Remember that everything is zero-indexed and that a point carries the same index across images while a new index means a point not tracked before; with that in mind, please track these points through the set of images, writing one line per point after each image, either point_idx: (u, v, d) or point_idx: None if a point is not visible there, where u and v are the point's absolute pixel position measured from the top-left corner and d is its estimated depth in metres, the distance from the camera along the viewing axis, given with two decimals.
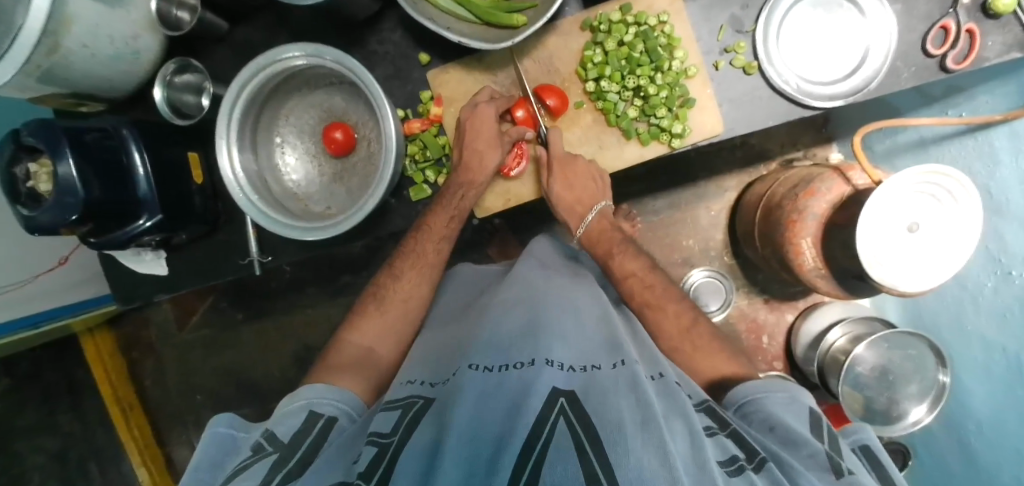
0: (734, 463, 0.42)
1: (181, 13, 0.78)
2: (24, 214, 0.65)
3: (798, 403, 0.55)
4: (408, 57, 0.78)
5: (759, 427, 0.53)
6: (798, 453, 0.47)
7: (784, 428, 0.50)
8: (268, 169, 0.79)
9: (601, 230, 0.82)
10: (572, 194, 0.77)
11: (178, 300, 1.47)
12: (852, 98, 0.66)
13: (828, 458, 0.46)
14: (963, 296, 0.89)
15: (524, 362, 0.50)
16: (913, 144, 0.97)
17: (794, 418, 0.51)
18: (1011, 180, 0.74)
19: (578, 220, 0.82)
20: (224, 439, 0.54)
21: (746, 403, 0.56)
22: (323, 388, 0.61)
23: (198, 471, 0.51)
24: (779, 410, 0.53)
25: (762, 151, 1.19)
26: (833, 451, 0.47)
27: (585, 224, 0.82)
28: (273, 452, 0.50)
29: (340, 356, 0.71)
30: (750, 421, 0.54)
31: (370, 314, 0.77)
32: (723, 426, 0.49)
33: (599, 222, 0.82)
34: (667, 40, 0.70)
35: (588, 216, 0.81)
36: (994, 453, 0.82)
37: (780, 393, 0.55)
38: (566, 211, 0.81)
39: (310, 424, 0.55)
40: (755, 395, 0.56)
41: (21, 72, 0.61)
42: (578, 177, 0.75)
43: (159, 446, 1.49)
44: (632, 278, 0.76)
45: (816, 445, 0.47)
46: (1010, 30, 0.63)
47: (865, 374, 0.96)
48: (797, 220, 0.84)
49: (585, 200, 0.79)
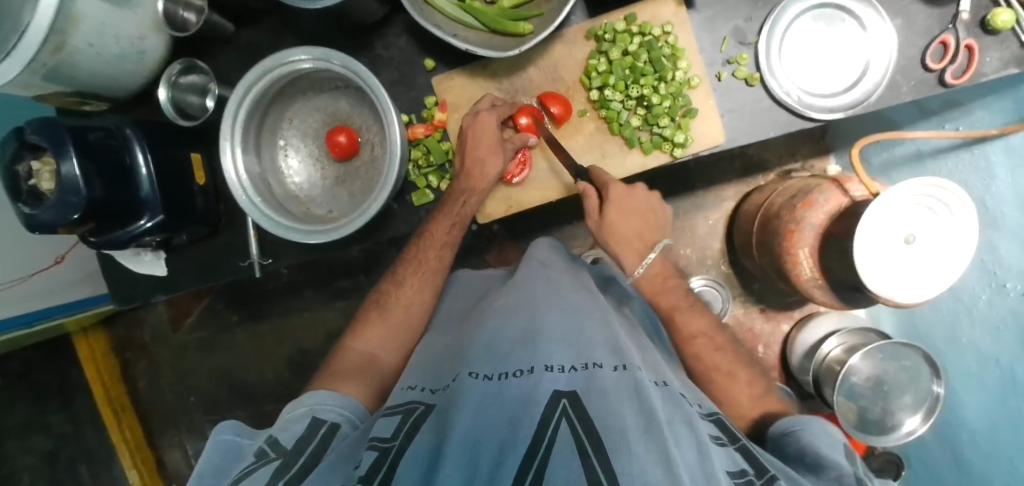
0: (742, 475, 0.42)
1: (187, 14, 0.78)
2: (26, 212, 0.64)
3: (829, 432, 0.55)
4: (414, 63, 0.78)
5: (792, 458, 0.53)
6: (828, 478, 0.48)
7: (813, 455, 0.51)
8: (270, 170, 0.79)
9: (663, 276, 0.77)
10: (629, 225, 0.76)
11: (174, 301, 1.46)
12: (852, 110, 0.67)
13: (857, 481, 0.47)
14: (958, 308, 0.90)
15: (523, 370, 0.50)
16: (909, 157, 0.98)
17: (823, 442, 0.52)
18: (1006, 194, 0.75)
19: (637, 260, 0.77)
20: (228, 445, 0.54)
21: (780, 435, 0.57)
22: (326, 395, 0.61)
23: (203, 479, 0.51)
24: (806, 437, 0.54)
25: (760, 161, 1.20)
26: (863, 473, 0.49)
27: (648, 263, 0.76)
28: (275, 458, 0.49)
29: (341, 361, 0.71)
30: (784, 451, 0.55)
31: (372, 321, 0.77)
32: (732, 439, 0.48)
33: (660, 265, 0.77)
34: (670, 50, 0.70)
35: (649, 255, 0.76)
36: (987, 463, 0.83)
37: (806, 422, 0.57)
38: (623, 249, 0.77)
39: (313, 430, 0.55)
40: (788, 427, 0.57)
41: (27, 70, 0.61)
42: (635, 203, 0.75)
43: (150, 449, 1.48)
44: (698, 338, 0.71)
45: (845, 468, 0.48)
46: (1007, 47, 0.64)
47: (861, 384, 0.97)
48: (795, 230, 0.85)
49: (644, 231, 0.77)
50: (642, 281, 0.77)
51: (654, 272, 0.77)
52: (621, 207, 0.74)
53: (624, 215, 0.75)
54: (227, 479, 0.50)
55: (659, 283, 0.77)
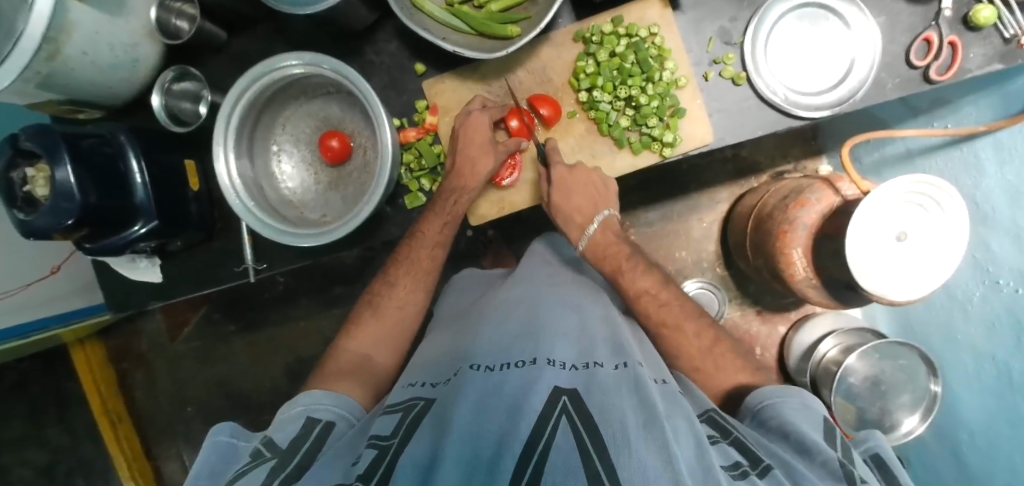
0: (738, 468, 0.42)
1: (179, 22, 0.79)
2: (21, 218, 0.65)
3: (815, 413, 0.52)
4: (404, 68, 0.79)
5: (772, 434, 0.51)
6: (810, 459, 0.46)
7: (796, 436, 0.48)
8: (264, 176, 0.79)
9: (603, 240, 0.80)
10: (574, 201, 0.77)
11: (169, 310, 1.45)
12: (838, 108, 0.68)
13: (841, 466, 0.44)
14: (952, 305, 0.90)
15: (525, 362, 0.51)
16: (900, 156, 0.99)
17: (808, 425, 0.49)
18: (996, 190, 0.76)
19: (579, 233, 0.81)
20: (225, 446, 0.54)
21: (762, 410, 0.54)
22: (320, 394, 0.60)
23: (198, 479, 0.51)
24: (792, 417, 0.51)
25: (752, 164, 1.21)
26: (846, 458, 0.45)
27: (586, 237, 0.80)
28: (272, 457, 0.50)
29: (335, 363, 0.71)
30: (765, 427, 0.52)
31: (366, 321, 0.77)
32: (725, 434, 0.48)
33: (601, 234, 0.80)
34: (658, 52, 0.72)
35: (589, 227, 0.80)
36: (987, 459, 0.82)
37: (793, 402, 0.53)
38: (564, 221, 0.81)
39: (308, 429, 0.55)
40: (772, 402, 0.54)
41: (21, 78, 0.62)
42: (575, 181, 0.75)
43: (147, 459, 1.46)
44: (675, 332, 0.68)
45: (828, 452, 0.45)
46: (990, 43, 0.65)
47: (858, 385, 0.96)
48: (788, 230, 0.85)
49: (586, 207, 0.78)
50: (586, 251, 0.81)
51: (597, 239, 0.80)
52: (561, 186, 0.75)
53: (567, 195, 0.76)
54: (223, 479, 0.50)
55: (601, 250, 0.79)
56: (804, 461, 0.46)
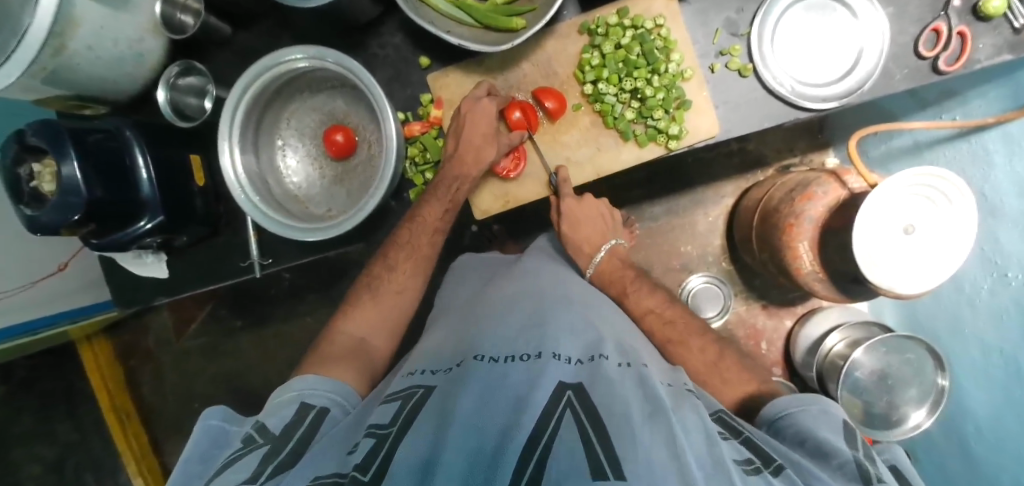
0: (751, 464, 0.43)
1: (184, 16, 0.78)
2: (27, 213, 0.65)
3: (833, 418, 0.52)
4: (408, 61, 0.79)
5: (788, 440, 0.51)
6: (826, 463, 0.46)
7: (814, 440, 0.48)
8: (269, 171, 0.79)
9: (611, 268, 0.81)
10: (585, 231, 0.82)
11: (177, 306, 1.46)
12: (846, 99, 0.67)
13: (858, 468, 0.44)
14: (960, 298, 0.89)
15: (531, 355, 0.51)
16: (908, 148, 0.98)
17: (825, 429, 0.49)
18: (1004, 182, 0.75)
19: (587, 260, 0.83)
20: (215, 431, 0.54)
21: (781, 418, 0.53)
22: (313, 379, 0.61)
23: (188, 462, 0.51)
24: (810, 424, 0.50)
25: (759, 156, 1.20)
26: (865, 460, 0.46)
27: (594, 264, 0.81)
28: (264, 444, 0.50)
29: (331, 345, 0.71)
30: (782, 435, 0.52)
31: (364, 303, 0.77)
32: (735, 433, 0.48)
33: (608, 262, 0.81)
34: (663, 43, 0.71)
35: (597, 255, 0.82)
36: (995, 453, 0.82)
37: (811, 407, 0.53)
38: (573, 249, 0.83)
39: (301, 415, 0.55)
40: (791, 411, 0.53)
41: (27, 74, 0.62)
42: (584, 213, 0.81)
43: (156, 454, 1.49)
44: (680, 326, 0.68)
45: (845, 455, 0.45)
46: (999, 33, 0.64)
47: (865, 378, 0.94)
48: (795, 223, 0.84)
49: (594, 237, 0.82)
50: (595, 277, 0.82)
51: (605, 265, 0.81)
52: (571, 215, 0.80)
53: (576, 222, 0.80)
54: (213, 465, 0.51)
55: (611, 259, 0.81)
56: (819, 463, 0.46)
